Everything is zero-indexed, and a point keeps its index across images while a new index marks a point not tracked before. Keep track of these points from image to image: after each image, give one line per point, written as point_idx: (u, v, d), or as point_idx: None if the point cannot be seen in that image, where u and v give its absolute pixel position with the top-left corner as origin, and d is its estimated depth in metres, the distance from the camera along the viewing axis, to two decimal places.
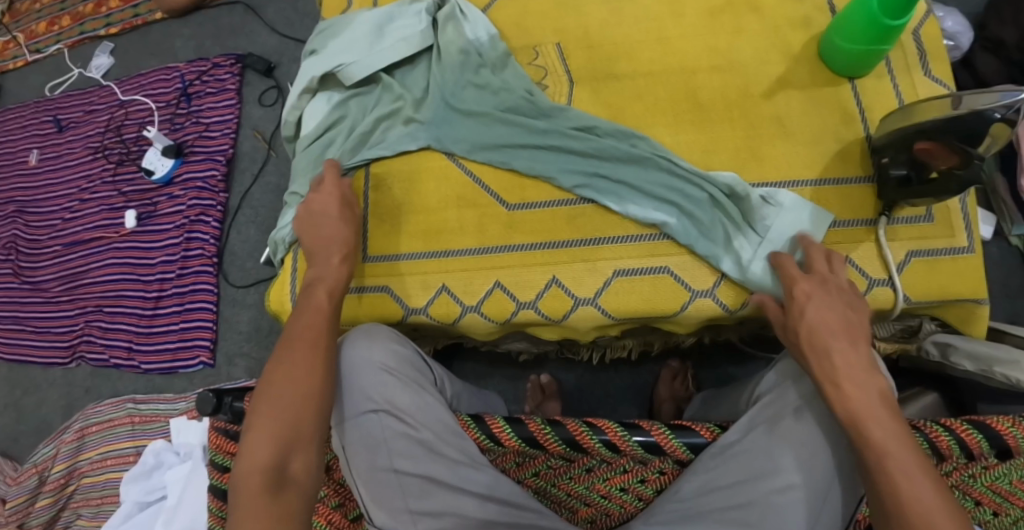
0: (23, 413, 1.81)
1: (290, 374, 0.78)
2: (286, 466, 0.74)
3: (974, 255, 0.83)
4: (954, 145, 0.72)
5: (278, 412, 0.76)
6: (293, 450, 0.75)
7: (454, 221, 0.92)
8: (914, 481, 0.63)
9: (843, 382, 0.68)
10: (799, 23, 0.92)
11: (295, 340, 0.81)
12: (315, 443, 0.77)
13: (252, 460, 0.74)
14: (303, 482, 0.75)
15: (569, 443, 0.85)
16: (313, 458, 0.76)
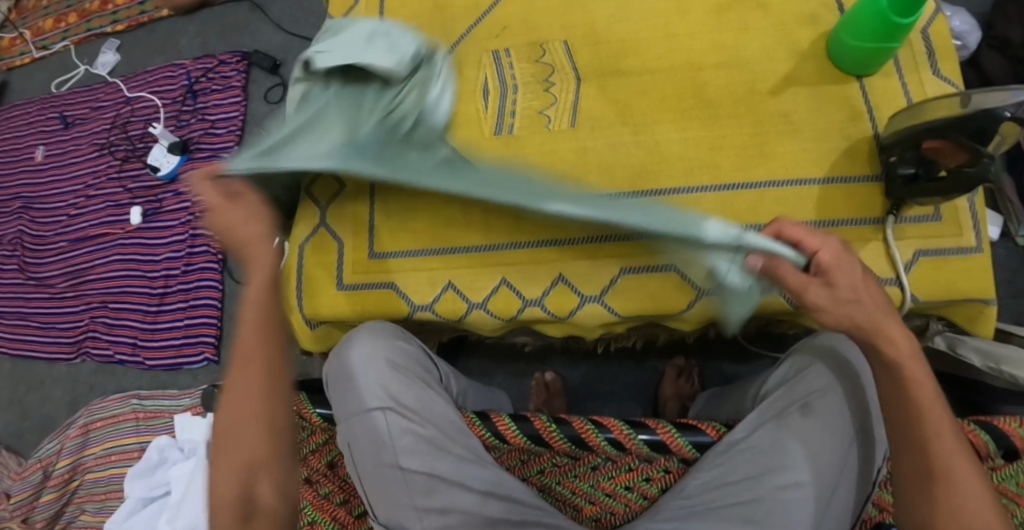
0: (28, 408, 1.81)
1: (236, 401, 0.74)
2: (251, 495, 0.74)
3: (981, 254, 0.82)
4: (963, 143, 0.72)
5: (234, 444, 0.74)
6: (256, 477, 0.74)
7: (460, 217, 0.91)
8: (944, 442, 0.68)
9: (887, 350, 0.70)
10: (807, 20, 0.92)
11: (237, 362, 0.75)
12: (275, 465, 0.75)
13: (219, 492, 0.73)
14: (272, 506, 0.74)
15: (574, 441, 0.86)
16: (276, 480, 0.75)
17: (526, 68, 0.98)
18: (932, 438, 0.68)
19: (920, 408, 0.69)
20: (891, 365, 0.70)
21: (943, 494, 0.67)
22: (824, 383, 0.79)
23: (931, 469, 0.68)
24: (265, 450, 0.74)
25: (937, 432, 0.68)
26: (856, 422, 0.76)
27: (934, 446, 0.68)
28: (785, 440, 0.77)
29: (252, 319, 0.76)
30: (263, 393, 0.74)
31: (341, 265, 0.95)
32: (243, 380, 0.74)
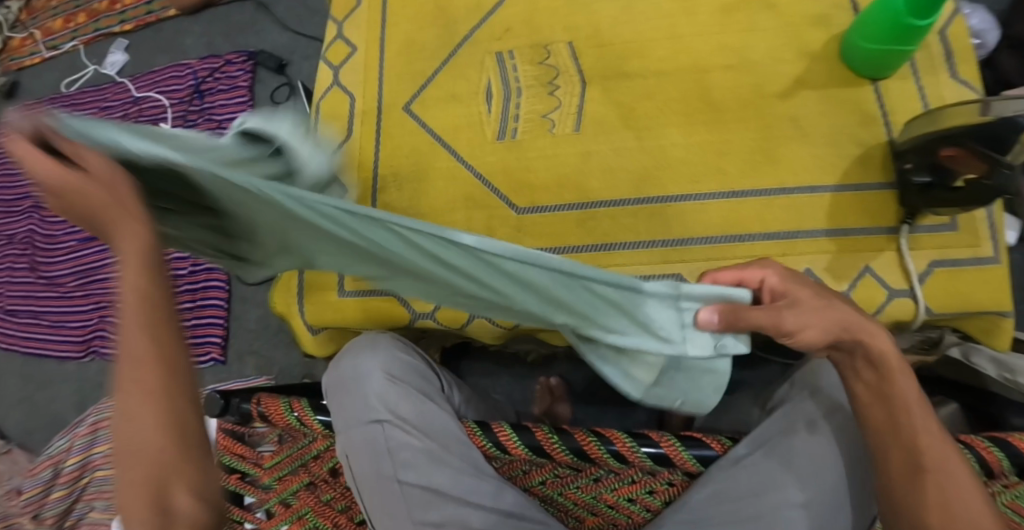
0: (40, 406, 1.83)
1: (125, 400, 0.57)
2: (165, 504, 0.58)
3: (999, 265, 0.79)
4: (978, 150, 0.68)
5: (135, 448, 0.58)
6: (167, 485, 0.58)
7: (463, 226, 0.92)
8: (933, 438, 0.68)
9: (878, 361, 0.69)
10: (819, 20, 0.89)
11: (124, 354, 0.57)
12: (197, 465, 0.60)
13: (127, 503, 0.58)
14: (197, 514, 0.60)
15: (576, 453, 0.82)
16: (196, 481, 0.60)
17: (528, 71, 0.96)
18: (921, 433, 0.68)
19: (906, 404, 0.69)
20: (876, 361, 0.69)
21: (934, 491, 0.67)
22: (830, 401, 0.78)
23: (921, 465, 0.68)
24: (167, 456, 0.58)
25: (924, 427, 0.69)
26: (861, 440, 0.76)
27: (923, 441, 0.68)
28: (789, 457, 0.77)
29: (132, 306, 0.56)
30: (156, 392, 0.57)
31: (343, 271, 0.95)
32: (129, 373, 0.57)
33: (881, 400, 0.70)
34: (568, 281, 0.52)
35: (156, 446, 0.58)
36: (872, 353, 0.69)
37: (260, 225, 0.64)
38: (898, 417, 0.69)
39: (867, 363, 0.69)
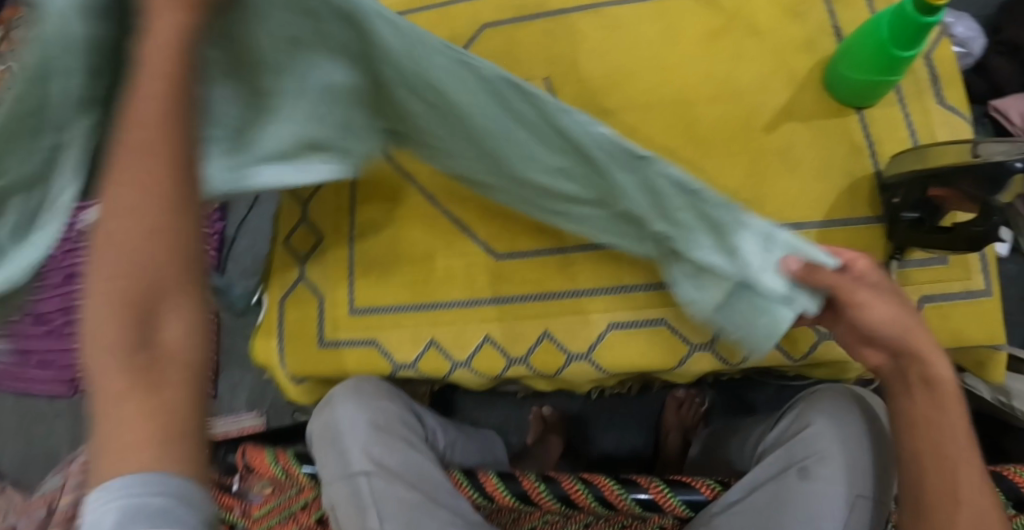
0: (32, 443, 1.80)
1: (122, 191, 0.49)
2: (146, 341, 0.48)
3: (991, 298, 0.78)
4: (972, 192, 0.66)
5: (119, 263, 0.48)
6: (153, 312, 0.48)
7: (443, 269, 0.88)
8: (969, 469, 0.65)
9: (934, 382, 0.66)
10: (804, 46, 0.87)
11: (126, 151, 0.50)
12: (182, 295, 0.49)
13: (100, 339, 0.48)
14: (181, 353, 0.49)
15: (563, 500, 0.82)
16: (189, 313, 0.49)
17: None
18: (959, 466, 0.65)
19: (949, 432, 0.66)
20: (932, 381, 0.66)
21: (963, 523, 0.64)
22: (823, 437, 0.74)
23: (954, 495, 0.65)
24: (168, 266, 0.49)
25: (964, 459, 0.66)
26: (859, 486, 0.71)
27: (960, 473, 0.65)
28: (779, 506, 0.73)
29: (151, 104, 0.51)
30: (157, 211, 0.49)
31: (321, 321, 0.92)
32: (133, 164, 0.49)
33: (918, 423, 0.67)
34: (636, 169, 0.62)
35: (144, 260, 0.48)
36: (928, 372, 0.66)
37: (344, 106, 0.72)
38: (933, 443, 0.66)
39: (920, 381, 0.66)
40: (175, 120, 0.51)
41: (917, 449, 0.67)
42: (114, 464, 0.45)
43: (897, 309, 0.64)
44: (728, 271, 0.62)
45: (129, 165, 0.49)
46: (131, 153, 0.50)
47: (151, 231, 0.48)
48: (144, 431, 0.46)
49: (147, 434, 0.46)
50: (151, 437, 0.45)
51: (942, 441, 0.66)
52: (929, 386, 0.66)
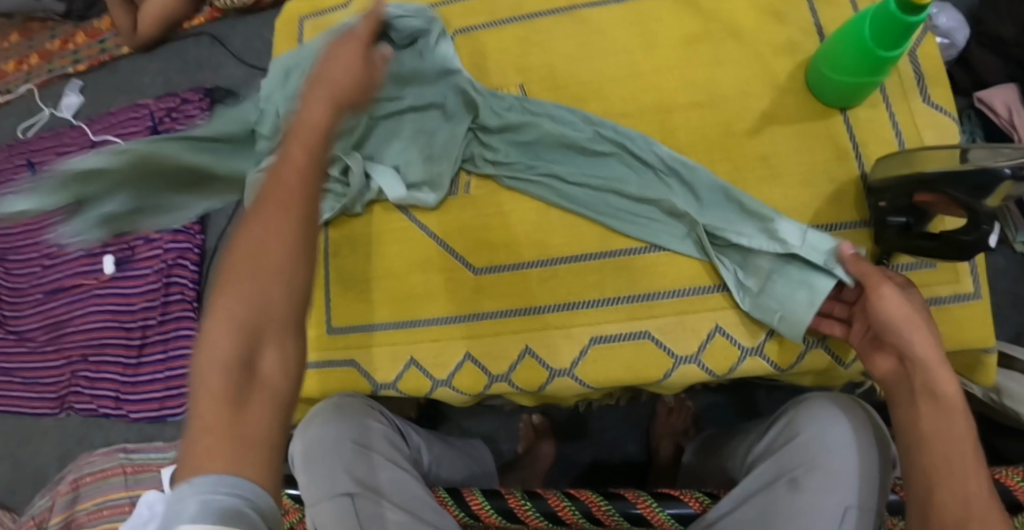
0: (19, 464, 1.78)
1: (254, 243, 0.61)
2: (251, 364, 0.57)
3: (979, 300, 0.76)
4: (959, 199, 0.65)
5: (248, 300, 0.58)
6: (260, 341, 0.58)
7: (421, 287, 0.87)
8: (981, 482, 0.60)
9: (940, 395, 0.64)
10: (784, 48, 0.85)
11: (269, 207, 0.63)
12: (286, 334, 0.60)
13: (210, 355, 0.56)
14: (275, 383, 0.58)
15: (549, 517, 0.81)
16: (285, 353, 0.59)
17: None
18: (971, 477, 0.60)
19: (957, 440, 0.62)
20: (936, 393, 0.64)
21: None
22: (813, 445, 0.73)
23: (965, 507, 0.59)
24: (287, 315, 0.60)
25: (974, 471, 0.60)
26: (852, 496, 0.69)
27: (972, 486, 0.60)
28: (769, 515, 0.71)
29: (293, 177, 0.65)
30: (286, 259, 0.61)
31: None
32: (276, 220, 0.62)
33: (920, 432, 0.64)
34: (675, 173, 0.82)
35: (274, 296, 0.60)
36: (933, 383, 0.64)
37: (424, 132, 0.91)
38: (940, 451, 0.62)
39: (925, 393, 0.65)
40: (308, 191, 0.65)
41: (923, 459, 0.63)
42: (204, 461, 0.52)
43: (911, 304, 0.68)
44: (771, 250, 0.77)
45: (269, 221, 0.62)
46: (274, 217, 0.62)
47: (283, 272, 0.60)
48: (228, 437, 0.53)
49: (235, 441, 0.53)
50: (243, 444, 0.53)
51: (948, 449, 0.62)
52: (933, 390, 0.64)
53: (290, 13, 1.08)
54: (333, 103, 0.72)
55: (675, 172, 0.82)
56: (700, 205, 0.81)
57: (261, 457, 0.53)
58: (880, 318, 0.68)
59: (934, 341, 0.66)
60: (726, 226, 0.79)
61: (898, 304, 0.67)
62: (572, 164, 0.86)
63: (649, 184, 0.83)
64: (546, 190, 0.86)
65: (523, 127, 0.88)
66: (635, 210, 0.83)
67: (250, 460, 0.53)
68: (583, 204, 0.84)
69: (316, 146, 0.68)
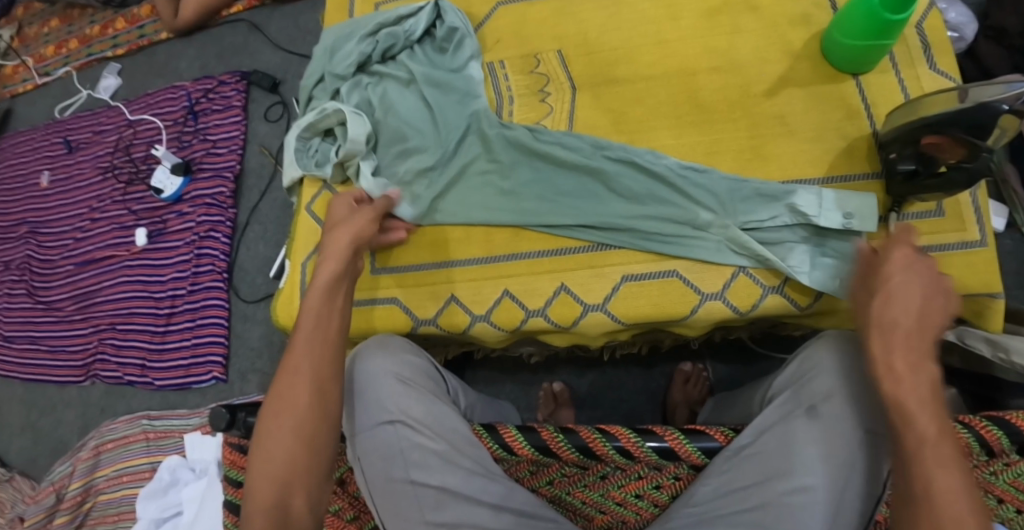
0: (41, 431, 1.81)
1: (285, 396, 0.75)
2: (286, 505, 0.73)
3: (986, 248, 0.83)
4: (963, 139, 0.74)
5: (273, 453, 0.74)
6: (290, 490, 0.73)
7: (460, 232, 0.94)
8: (945, 473, 0.63)
9: (901, 379, 0.66)
10: (800, 20, 0.95)
11: (290, 378, 0.76)
12: (310, 480, 0.74)
13: (256, 499, 0.73)
14: (304, 522, 0.73)
15: (581, 450, 0.84)
16: (312, 492, 0.74)
17: (519, 79, 1.00)
18: (936, 469, 0.63)
19: (923, 425, 0.64)
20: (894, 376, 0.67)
21: (931, 524, 0.62)
22: (831, 383, 0.77)
23: (927, 496, 0.63)
24: (312, 461, 0.74)
25: (941, 469, 0.63)
26: (867, 423, 0.74)
27: (937, 476, 0.63)
28: (788, 446, 0.77)
29: (316, 342, 0.78)
30: (304, 418, 0.75)
31: None
32: (285, 396, 0.75)
33: (893, 423, 0.66)
34: (689, 170, 0.89)
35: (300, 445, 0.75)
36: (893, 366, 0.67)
37: (444, 127, 0.97)
38: (909, 442, 0.65)
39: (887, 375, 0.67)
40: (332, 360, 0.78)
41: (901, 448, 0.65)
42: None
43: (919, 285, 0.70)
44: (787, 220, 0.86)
45: (292, 381, 0.76)
46: (306, 377, 0.76)
47: (298, 429, 0.74)
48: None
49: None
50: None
51: (921, 436, 0.64)
52: (898, 388, 0.66)
53: None
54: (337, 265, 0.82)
55: (689, 181, 0.89)
56: (723, 209, 0.87)
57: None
58: (888, 301, 0.69)
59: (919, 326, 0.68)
60: (745, 220, 0.87)
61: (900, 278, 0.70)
62: (566, 177, 0.93)
63: (665, 196, 0.89)
64: (534, 189, 0.93)
65: (523, 143, 0.94)
66: (637, 213, 0.89)
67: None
68: (574, 196, 0.92)
69: (329, 302, 0.80)
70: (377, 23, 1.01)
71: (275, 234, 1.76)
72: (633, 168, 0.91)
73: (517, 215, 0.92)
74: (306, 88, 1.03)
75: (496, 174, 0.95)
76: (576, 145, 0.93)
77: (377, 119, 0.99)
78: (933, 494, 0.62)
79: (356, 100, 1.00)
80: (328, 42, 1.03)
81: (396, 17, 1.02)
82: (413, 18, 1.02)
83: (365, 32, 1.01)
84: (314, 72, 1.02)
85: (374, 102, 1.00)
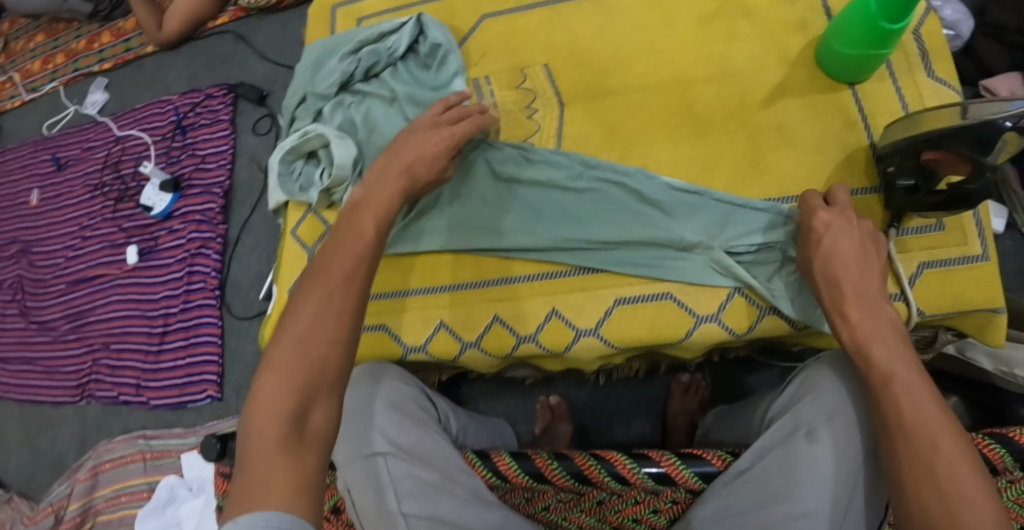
0: (38, 451, 1.79)
1: (313, 295, 0.69)
2: (303, 418, 0.64)
3: (988, 262, 0.81)
4: (966, 152, 0.72)
5: (299, 355, 0.66)
6: (311, 401, 0.65)
7: (430, 257, 0.92)
8: (914, 396, 0.64)
9: (866, 336, 0.70)
10: (795, 27, 0.92)
11: (323, 278, 0.70)
12: (332, 394, 0.66)
13: (268, 408, 0.63)
14: (321, 439, 0.64)
15: (576, 477, 0.83)
16: (331, 411, 0.66)
17: (506, 95, 0.98)
18: (903, 396, 0.65)
19: (888, 356, 0.68)
20: (859, 331, 0.71)
21: (908, 450, 0.63)
22: (832, 401, 0.75)
23: (901, 425, 0.63)
24: (337, 372, 0.67)
25: (909, 391, 0.65)
26: (868, 444, 0.72)
27: (903, 400, 0.64)
28: (788, 471, 0.73)
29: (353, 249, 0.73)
30: (333, 335, 0.67)
31: None
32: (313, 310, 0.68)
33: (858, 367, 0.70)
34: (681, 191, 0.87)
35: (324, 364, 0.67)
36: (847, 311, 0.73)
37: None
38: (874, 378, 0.67)
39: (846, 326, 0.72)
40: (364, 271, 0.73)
41: (869, 383, 0.68)
42: (258, 503, 0.57)
43: (857, 242, 0.76)
44: (775, 237, 0.84)
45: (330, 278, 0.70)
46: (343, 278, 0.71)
47: (337, 329, 0.68)
48: (286, 485, 0.59)
49: (290, 489, 0.59)
50: (292, 490, 0.59)
51: (888, 368, 0.67)
52: (854, 334, 0.71)
53: None
54: (380, 217, 0.77)
55: (682, 203, 0.87)
56: (712, 232, 0.85)
57: (310, 501, 0.60)
58: (827, 258, 0.76)
59: (861, 278, 0.74)
60: (735, 244, 0.85)
61: (849, 249, 0.76)
62: (550, 198, 0.90)
63: (655, 217, 0.87)
64: (520, 213, 0.90)
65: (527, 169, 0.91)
66: (623, 236, 0.86)
67: (300, 504, 0.59)
68: (567, 217, 0.89)
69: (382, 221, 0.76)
70: (359, 40, 0.98)
71: (267, 249, 1.74)
72: (624, 188, 0.89)
73: (500, 242, 0.89)
74: (288, 108, 1.00)
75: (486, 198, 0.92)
76: (564, 163, 0.91)
77: (360, 139, 0.96)
78: (906, 421, 0.63)
79: (338, 120, 0.97)
80: (310, 60, 1.00)
81: (378, 33, 0.99)
82: (395, 34, 0.99)
83: (346, 50, 0.98)
84: (296, 91, 1.00)
85: (357, 124, 0.97)
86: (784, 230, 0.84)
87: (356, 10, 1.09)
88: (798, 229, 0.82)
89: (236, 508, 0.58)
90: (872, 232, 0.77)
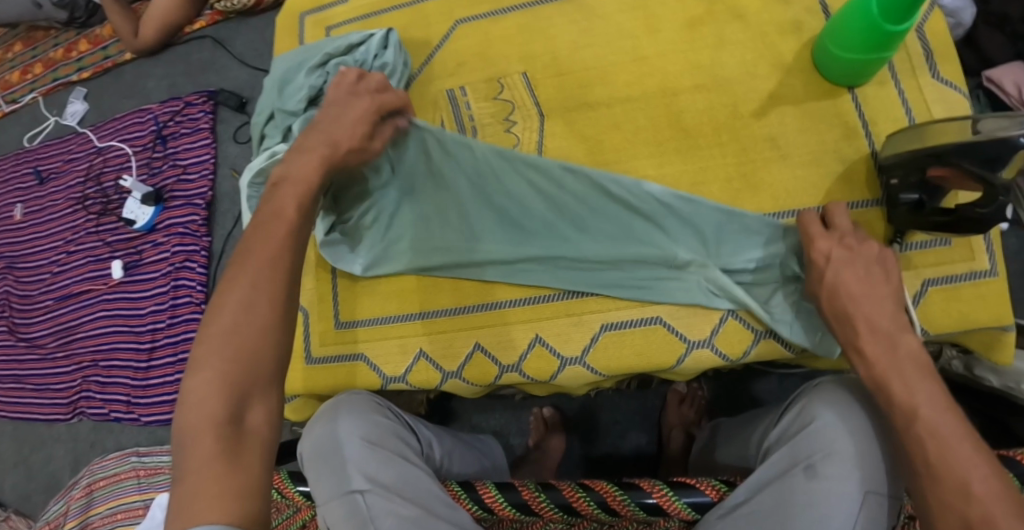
0: (33, 470, 1.76)
1: (239, 281, 0.66)
2: (240, 418, 0.61)
3: (996, 278, 0.77)
4: (973, 170, 0.68)
5: (230, 352, 0.62)
6: (248, 398, 0.62)
7: (414, 285, 0.90)
8: (944, 436, 0.60)
9: (884, 374, 0.66)
10: (789, 27, 0.87)
11: (247, 263, 0.67)
12: (271, 387, 0.63)
13: (201, 411, 0.60)
14: (264, 435, 0.62)
15: (565, 509, 0.79)
16: (272, 404, 0.63)
17: (483, 107, 0.93)
18: (927, 436, 0.61)
19: (916, 391, 0.63)
20: (870, 363, 0.67)
21: (939, 497, 0.59)
22: (844, 433, 0.71)
23: (929, 469, 0.59)
24: (272, 363, 0.64)
25: (938, 429, 0.60)
26: (881, 483, 0.68)
27: (928, 441, 0.60)
28: (786, 505, 0.69)
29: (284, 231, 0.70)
30: (265, 325, 0.64)
31: (308, 336, 0.93)
32: (243, 298, 0.65)
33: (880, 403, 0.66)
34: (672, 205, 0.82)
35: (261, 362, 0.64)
36: (855, 341, 0.70)
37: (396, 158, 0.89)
38: (898, 417, 0.63)
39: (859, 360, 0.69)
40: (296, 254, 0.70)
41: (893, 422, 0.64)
42: (197, 515, 0.55)
43: (865, 265, 0.72)
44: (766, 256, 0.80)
45: (261, 263, 0.67)
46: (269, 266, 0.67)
47: (268, 324, 0.64)
48: (226, 490, 0.57)
49: (231, 494, 0.57)
50: (233, 498, 0.56)
51: (913, 405, 0.63)
52: (870, 368, 0.67)
53: (289, 10, 1.06)
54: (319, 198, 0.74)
55: (675, 215, 0.82)
56: (708, 250, 0.82)
57: (255, 503, 0.57)
58: (833, 291, 0.72)
59: (873, 302, 0.70)
60: (733, 262, 0.81)
61: (852, 271, 0.72)
62: (533, 209, 0.86)
63: (640, 234, 0.83)
64: (500, 228, 0.87)
65: (480, 165, 0.87)
66: (609, 254, 0.83)
67: (244, 509, 0.56)
68: (550, 229, 0.86)
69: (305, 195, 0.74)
70: (327, 52, 0.93)
71: None
72: (612, 198, 0.84)
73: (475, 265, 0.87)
74: (257, 126, 0.95)
75: (464, 207, 0.88)
76: (545, 168, 0.85)
77: None
78: (933, 462, 0.59)
79: None
80: (278, 74, 0.95)
81: (346, 46, 0.94)
82: (364, 46, 0.94)
83: (313, 64, 0.93)
84: (264, 108, 0.95)
85: None
86: (785, 245, 0.80)
87: (325, 18, 1.05)
88: (802, 248, 0.78)
89: (176, 522, 0.55)
90: (877, 254, 0.73)
